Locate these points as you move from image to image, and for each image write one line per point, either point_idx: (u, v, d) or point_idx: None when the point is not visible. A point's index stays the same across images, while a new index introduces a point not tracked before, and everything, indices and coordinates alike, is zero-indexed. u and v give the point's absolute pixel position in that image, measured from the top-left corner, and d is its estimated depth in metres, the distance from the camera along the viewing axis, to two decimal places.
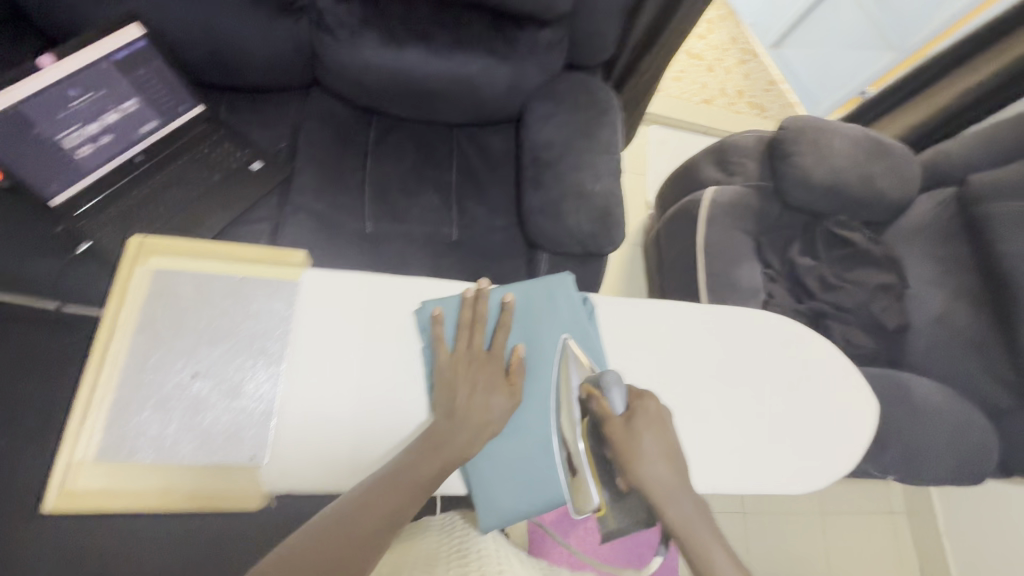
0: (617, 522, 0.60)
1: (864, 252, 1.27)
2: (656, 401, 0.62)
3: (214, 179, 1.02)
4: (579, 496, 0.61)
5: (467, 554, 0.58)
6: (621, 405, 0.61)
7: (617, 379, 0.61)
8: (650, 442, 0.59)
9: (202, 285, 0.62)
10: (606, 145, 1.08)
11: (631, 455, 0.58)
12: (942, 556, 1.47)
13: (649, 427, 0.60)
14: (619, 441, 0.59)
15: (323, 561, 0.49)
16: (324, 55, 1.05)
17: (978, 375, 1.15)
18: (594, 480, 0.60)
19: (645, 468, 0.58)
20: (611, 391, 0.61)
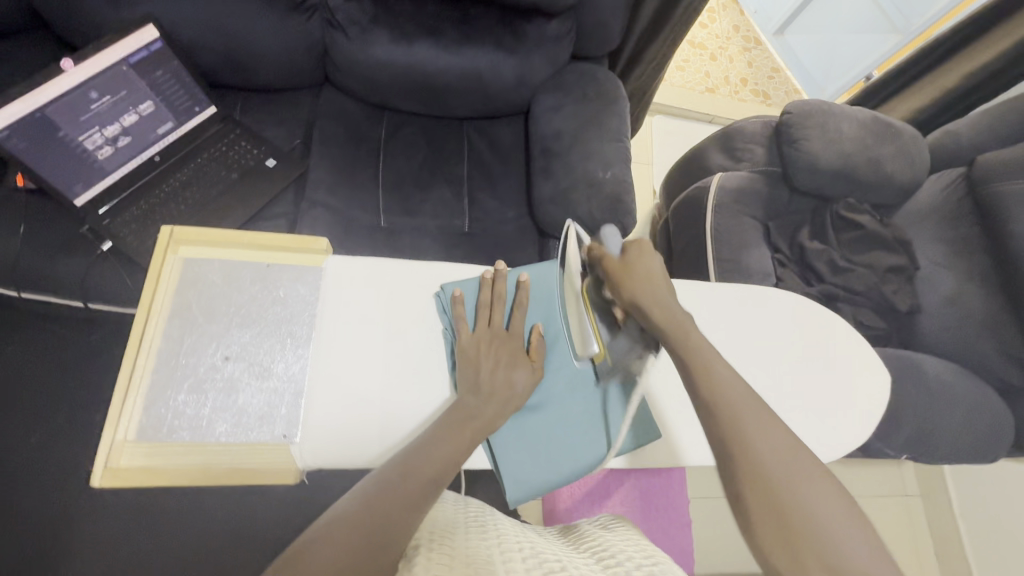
0: (614, 360, 0.63)
1: (875, 234, 1.27)
2: (650, 245, 0.63)
3: (232, 177, 1.05)
4: (581, 340, 0.63)
5: (486, 524, 0.60)
6: (617, 246, 0.63)
7: (613, 231, 0.65)
8: (647, 276, 0.60)
9: (231, 273, 0.64)
10: (615, 133, 1.09)
11: (625, 281, 0.60)
12: (957, 536, 1.47)
13: (649, 266, 0.61)
14: (614, 270, 0.61)
15: (367, 527, 0.50)
16: (335, 53, 1.07)
17: (990, 354, 1.16)
18: (592, 322, 0.63)
19: (642, 293, 0.59)
20: (607, 237, 0.64)
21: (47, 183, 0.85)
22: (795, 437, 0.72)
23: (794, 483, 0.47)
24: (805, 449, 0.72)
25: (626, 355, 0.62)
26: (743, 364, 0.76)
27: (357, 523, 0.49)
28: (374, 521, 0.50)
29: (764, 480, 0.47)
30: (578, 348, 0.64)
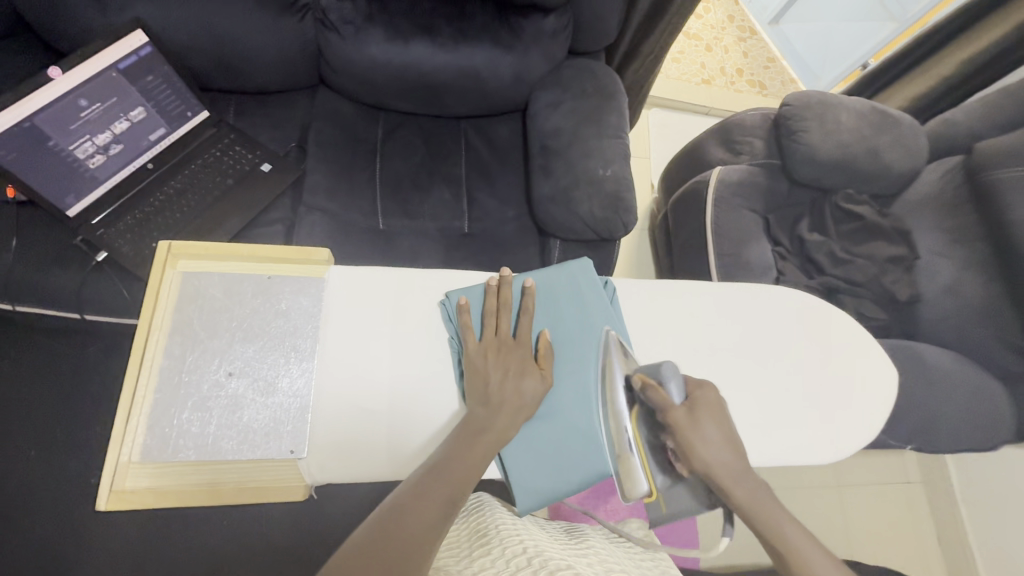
0: (670, 510, 0.61)
1: (875, 225, 1.26)
2: (715, 391, 0.63)
3: (227, 183, 1.02)
4: (629, 479, 0.60)
5: (489, 533, 0.62)
6: (678, 395, 0.61)
7: (675, 372, 0.61)
8: (712, 432, 0.60)
9: (232, 286, 0.62)
10: (614, 129, 1.08)
11: (689, 437, 0.59)
12: (958, 521, 1.49)
13: (712, 416, 0.61)
14: (678, 427, 0.59)
15: (387, 553, 0.49)
16: (329, 54, 1.05)
17: (993, 343, 1.16)
18: (645, 468, 0.61)
19: (706, 450, 0.59)
20: (668, 379, 0.61)
21: (39, 196, 0.83)
22: (802, 436, 0.72)
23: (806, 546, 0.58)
24: (813, 448, 0.72)
25: (686, 514, 0.61)
26: (750, 363, 0.75)
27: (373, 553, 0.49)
28: (391, 550, 0.50)
29: (803, 569, 0.57)
30: (626, 488, 0.60)
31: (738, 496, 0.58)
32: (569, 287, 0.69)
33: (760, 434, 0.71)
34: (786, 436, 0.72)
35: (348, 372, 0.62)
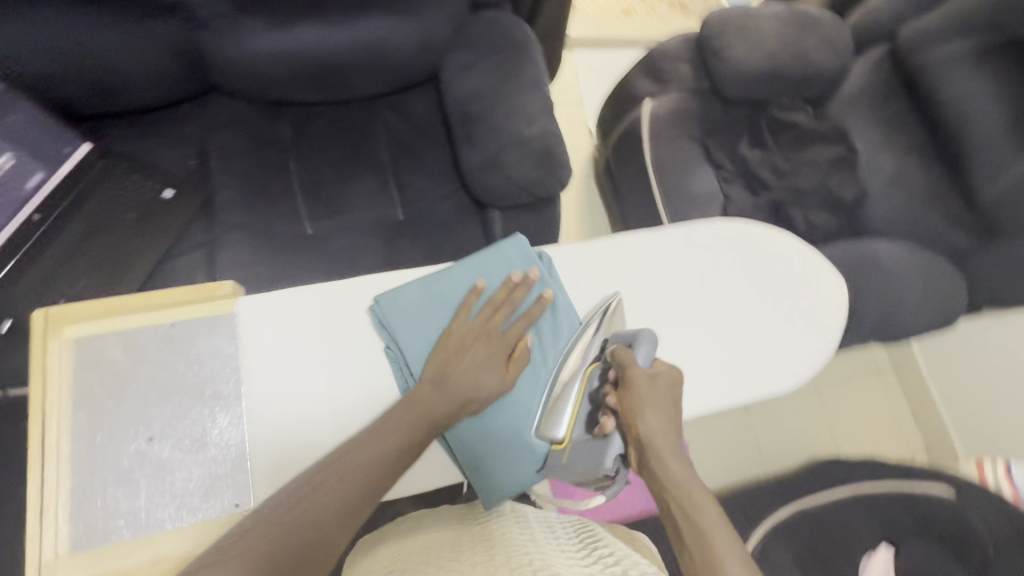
0: (570, 459, 0.62)
1: (811, 130, 1.26)
2: (675, 371, 0.62)
3: (130, 219, 0.89)
4: (553, 419, 0.61)
5: (492, 537, 0.58)
6: (647, 360, 0.61)
7: (651, 340, 0.63)
8: (660, 403, 0.58)
9: (130, 344, 0.58)
10: (534, 81, 1.01)
11: (635, 402, 0.58)
12: (929, 396, 1.57)
13: (666, 392, 0.60)
14: (630, 384, 0.59)
15: (342, 489, 0.53)
16: (209, 56, 0.92)
17: (938, 225, 1.18)
18: (573, 415, 0.62)
19: (649, 417, 0.57)
20: (641, 343, 0.62)
21: None
22: (760, 366, 0.73)
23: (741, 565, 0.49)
24: (773, 375, 0.73)
25: (582, 466, 0.61)
26: (702, 306, 0.74)
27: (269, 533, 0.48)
28: (289, 528, 0.48)
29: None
30: (543, 421, 0.63)
31: (675, 474, 0.55)
32: (515, 267, 0.68)
33: (717, 374, 0.72)
34: (744, 369, 0.73)
35: (286, 400, 0.60)
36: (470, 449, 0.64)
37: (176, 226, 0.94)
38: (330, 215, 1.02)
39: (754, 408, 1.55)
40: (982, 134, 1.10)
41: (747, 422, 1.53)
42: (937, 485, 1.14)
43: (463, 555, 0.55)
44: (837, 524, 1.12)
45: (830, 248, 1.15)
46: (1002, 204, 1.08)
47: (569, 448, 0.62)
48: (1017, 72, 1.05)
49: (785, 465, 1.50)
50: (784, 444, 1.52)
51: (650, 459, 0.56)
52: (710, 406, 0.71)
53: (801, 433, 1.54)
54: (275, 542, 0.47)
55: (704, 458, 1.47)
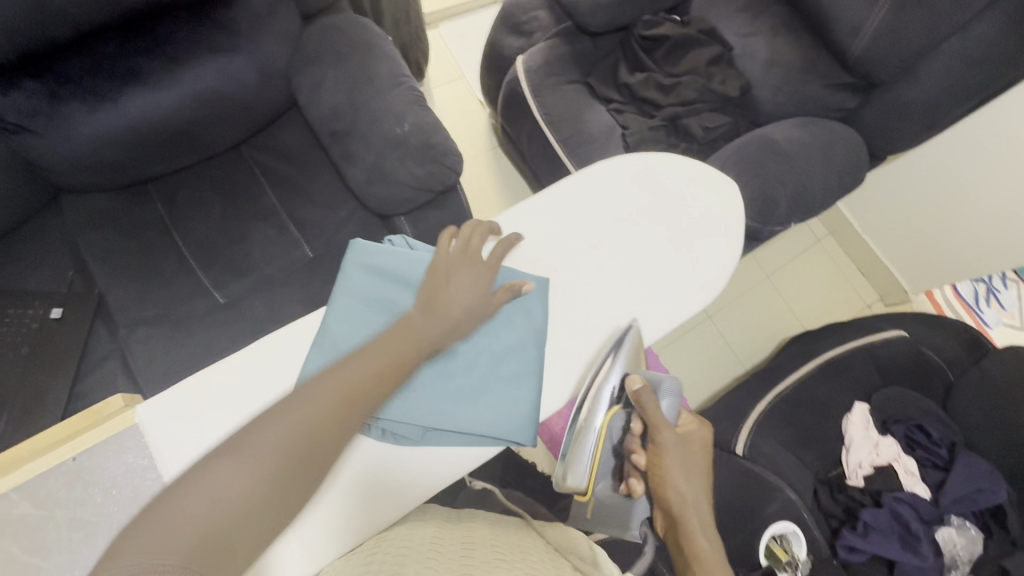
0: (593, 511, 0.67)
1: (683, 37, 1.24)
2: (700, 430, 0.71)
3: (23, 353, 0.86)
4: (572, 474, 0.61)
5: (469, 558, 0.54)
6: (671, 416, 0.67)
7: (674, 388, 0.67)
8: (682, 462, 0.66)
9: (39, 495, 0.53)
10: (391, 78, 0.98)
11: (660, 460, 0.66)
12: (868, 250, 1.65)
13: (688, 449, 0.68)
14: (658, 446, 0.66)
15: (368, 382, 0.53)
16: (36, 157, 0.87)
17: (821, 92, 1.20)
18: (591, 467, 0.62)
19: (680, 484, 0.65)
20: (665, 395, 0.67)
21: None
22: (682, 286, 0.73)
23: None
24: (696, 290, 0.73)
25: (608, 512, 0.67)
26: (607, 250, 0.73)
27: (258, 451, 0.47)
28: (284, 450, 0.47)
29: None
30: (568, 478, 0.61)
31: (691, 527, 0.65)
32: (385, 259, 0.64)
33: (646, 308, 0.72)
34: (668, 295, 0.73)
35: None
36: (457, 424, 0.61)
37: (77, 341, 0.90)
38: (235, 277, 0.98)
39: (718, 316, 1.59)
40: None
41: (713, 329, 1.57)
42: (891, 330, 1.20)
43: (455, 560, 0.54)
44: (814, 402, 1.13)
45: (732, 145, 1.17)
46: (870, 57, 1.11)
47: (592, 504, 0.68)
48: None
49: (758, 356, 1.56)
50: (753, 338, 1.58)
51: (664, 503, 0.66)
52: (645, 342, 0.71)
53: (766, 322, 1.60)
54: (267, 463, 0.46)
55: (685, 376, 1.52)
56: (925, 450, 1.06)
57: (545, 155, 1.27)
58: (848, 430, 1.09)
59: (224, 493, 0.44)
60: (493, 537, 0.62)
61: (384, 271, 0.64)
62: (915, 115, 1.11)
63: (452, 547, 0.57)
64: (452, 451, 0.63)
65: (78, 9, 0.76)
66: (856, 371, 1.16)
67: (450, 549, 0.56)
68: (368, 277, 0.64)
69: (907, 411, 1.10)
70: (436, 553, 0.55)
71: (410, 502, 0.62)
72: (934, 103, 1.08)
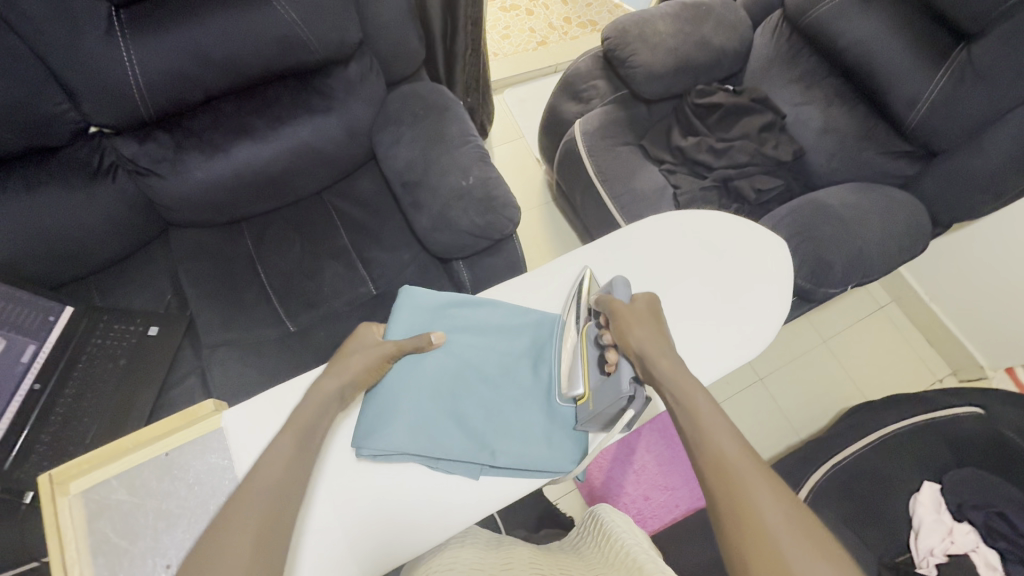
0: (595, 405, 0.63)
1: (735, 104, 1.30)
2: (653, 296, 0.66)
3: (122, 364, 0.95)
4: (569, 378, 0.65)
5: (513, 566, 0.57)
6: (627, 298, 0.66)
7: (622, 280, 0.69)
8: (648, 323, 0.62)
9: (134, 483, 0.59)
10: (460, 137, 1.08)
11: (626, 324, 0.62)
12: (937, 320, 1.56)
13: (654, 318, 0.64)
14: (618, 316, 0.63)
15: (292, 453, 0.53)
16: (156, 198, 1.02)
17: (879, 158, 1.21)
18: (582, 366, 0.65)
19: (659, 358, 0.59)
20: (617, 287, 0.68)
21: None
22: (729, 338, 0.73)
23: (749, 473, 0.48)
24: (746, 342, 0.73)
25: (605, 402, 0.61)
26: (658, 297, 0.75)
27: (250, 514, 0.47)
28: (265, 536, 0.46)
29: (719, 462, 0.49)
30: (563, 385, 0.66)
31: (668, 369, 0.58)
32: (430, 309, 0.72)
33: (691, 357, 0.72)
34: (718, 345, 0.73)
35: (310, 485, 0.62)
36: (508, 460, 0.64)
37: (167, 357, 1.00)
38: (306, 309, 1.06)
39: (770, 379, 1.54)
40: (892, 69, 1.13)
41: (765, 391, 1.52)
42: (964, 406, 1.13)
43: (494, 570, 0.56)
44: (873, 476, 1.07)
45: (783, 208, 1.19)
46: (927, 128, 1.12)
47: (590, 398, 0.64)
48: (898, 4, 1.11)
49: (813, 424, 1.48)
50: (809, 406, 1.50)
51: (652, 363, 0.59)
52: None
53: (823, 390, 1.52)
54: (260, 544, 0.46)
55: None
56: (1008, 543, 0.94)
57: (598, 209, 1.33)
58: (917, 510, 1.02)
59: (235, 553, 0.44)
60: (532, 556, 0.63)
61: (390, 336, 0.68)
62: (979, 184, 1.09)
63: (493, 560, 0.59)
64: (500, 483, 0.66)
65: (208, 78, 0.92)
66: (923, 447, 1.09)
67: (490, 562, 0.58)
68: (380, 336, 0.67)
69: (987, 497, 0.99)
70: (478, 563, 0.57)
71: (456, 526, 0.64)
72: (998, 173, 1.06)
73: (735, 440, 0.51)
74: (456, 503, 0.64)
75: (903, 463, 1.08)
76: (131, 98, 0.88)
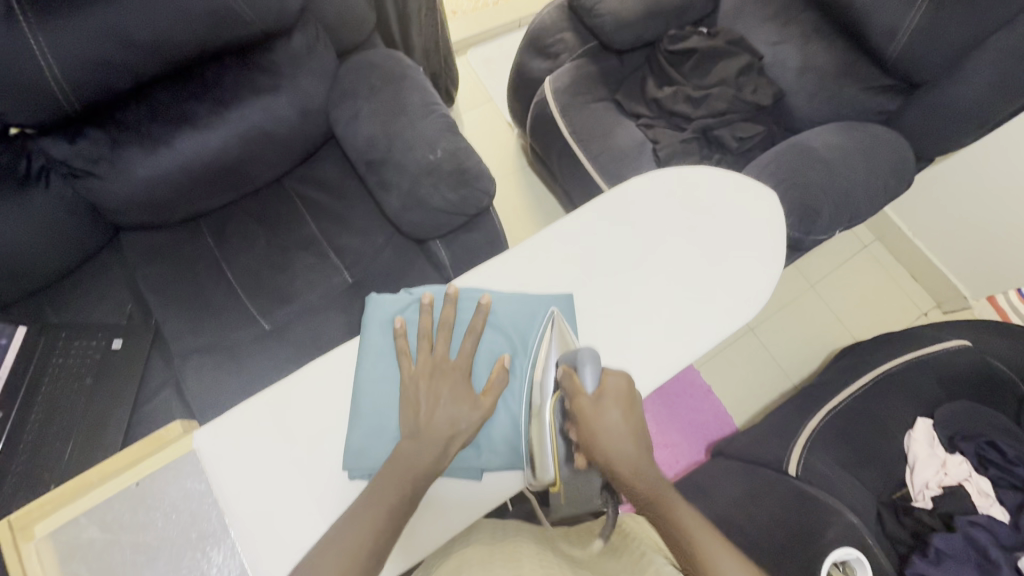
0: (567, 491, 0.59)
1: (710, 48, 1.23)
2: (621, 375, 0.59)
3: (88, 382, 0.90)
4: (536, 466, 0.57)
5: (522, 560, 0.54)
6: (595, 383, 0.57)
7: (591, 356, 0.57)
8: (615, 426, 0.56)
9: (105, 519, 0.55)
10: (422, 107, 1.01)
11: (591, 429, 0.55)
12: (920, 256, 1.56)
13: (624, 414, 0.57)
14: (584, 417, 0.56)
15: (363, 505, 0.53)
16: (100, 201, 0.93)
17: (860, 95, 1.16)
18: (552, 454, 0.57)
19: (626, 459, 0.55)
20: (585, 366, 0.57)
21: None
22: (722, 302, 0.70)
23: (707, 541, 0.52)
24: (739, 304, 0.70)
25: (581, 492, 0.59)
26: (646, 264, 0.72)
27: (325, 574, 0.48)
28: None
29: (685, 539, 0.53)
30: (532, 471, 0.58)
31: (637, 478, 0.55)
32: (404, 313, 0.64)
33: (685, 325, 0.69)
34: (711, 309, 0.70)
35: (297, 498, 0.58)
36: (517, 461, 0.60)
37: (137, 371, 0.95)
38: (280, 305, 1.01)
39: (760, 328, 1.53)
40: None
41: (756, 341, 1.52)
42: (952, 340, 1.13)
43: (501, 569, 0.52)
44: (869, 416, 1.07)
45: (768, 154, 1.14)
46: (908, 57, 1.07)
47: (563, 489, 0.58)
48: None
49: (806, 369, 1.49)
50: (800, 351, 1.51)
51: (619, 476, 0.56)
52: (689, 358, 0.68)
53: (813, 335, 1.53)
54: None
55: (729, 393, 1.46)
56: (998, 469, 0.97)
57: (576, 172, 1.27)
58: (912, 446, 1.02)
59: None
60: (542, 549, 0.60)
61: (463, 346, 0.61)
62: (964, 114, 1.06)
63: (499, 559, 0.55)
64: (509, 478, 0.62)
65: (136, 64, 0.82)
66: (915, 384, 1.10)
67: (496, 561, 0.54)
68: (463, 351, 0.61)
69: (975, 427, 1.03)
70: (485, 563, 0.54)
71: (460, 523, 0.61)
72: (981, 101, 1.03)
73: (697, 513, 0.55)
74: (457, 501, 0.61)
75: (897, 402, 1.09)
76: (50, 92, 0.79)
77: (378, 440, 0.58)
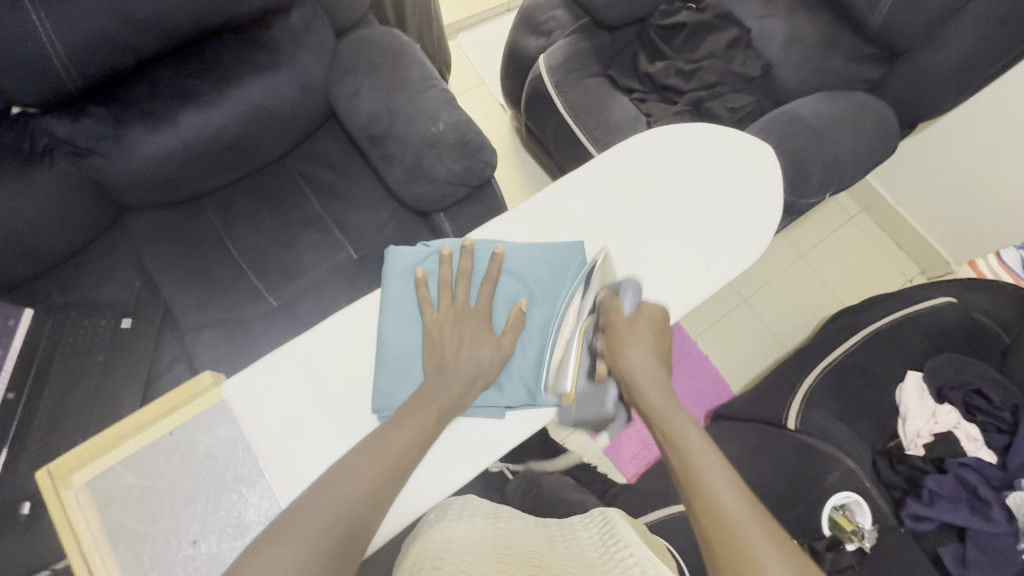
0: (578, 409, 0.62)
1: (700, 21, 1.26)
2: (660, 309, 0.64)
3: (100, 359, 0.91)
4: (556, 375, 0.61)
5: (512, 550, 0.52)
6: (631, 307, 0.63)
7: (634, 286, 0.63)
8: (643, 344, 0.61)
9: (142, 466, 0.57)
10: (422, 82, 1.02)
11: (621, 342, 0.61)
12: (905, 224, 1.61)
13: (654, 338, 0.61)
14: (615, 330, 0.61)
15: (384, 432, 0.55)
16: (104, 180, 0.94)
17: (844, 64, 1.20)
18: (577, 364, 0.61)
19: (651, 392, 0.59)
20: (626, 291, 0.63)
21: None
22: (723, 250, 0.73)
23: (752, 519, 0.50)
24: (740, 252, 0.74)
25: (589, 411, 0.61)
26: (650, 217, 0.74)
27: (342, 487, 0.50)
28: (354, 502, 0.50)
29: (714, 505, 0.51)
30: (550, 380, 0.61)
31: (659, 406, 0.58)
32: (423, 264, 0.66)
33: (690, 272, 0.72)
34: (713, 258, 0.73)
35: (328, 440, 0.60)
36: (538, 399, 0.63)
37: (150, 347, 0.96)
38: (287, 280, 1.02)
39: (754, 298, 1.58)
40: None
41: (751, 311, 1.56)
42: (938, 297, 1.18)
43: (490, 559, 0.50)
44: (862, 371, 1.12)
45: (759, 123, 1.17)
46: (890, 26, 1.11)
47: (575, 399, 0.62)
48: None
49: (799, 336, 1.54)
50: (793, 319, 1.56)
51: (639, 396, 0.59)
52: (694, 304, 0.71)
53: (805, 303, 1.57)
54: (355, 507, 0.50)
55: (725, 361, 1.50)
56: (986, 414, 1.01)
57: (572, 146, 1.29)
58: (903, 399, 1.07)
59: (320, 522, 0.48)
60: (533, 537, 0.59)
61: (482, 293, 0.64)
62: (944, 80, 1.10)
63: (490, 547, 0.53)
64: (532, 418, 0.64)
65: (137, 40, 0.83)
66: (905, 340, 1.14)
67: (488, 550, 0.52)
68: (482, 298, 0.63)
69: (964, 377, 1.06)
70: (472, 550, 0.52)
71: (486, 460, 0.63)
72: (960, 67, 1.07)
73: (732, 482, 0.53)
74: (479, 441, 0.63)
75: (888, 357, 1.13)
76: (53, 67, 0.79)
77: (404, 382, 0.60)
